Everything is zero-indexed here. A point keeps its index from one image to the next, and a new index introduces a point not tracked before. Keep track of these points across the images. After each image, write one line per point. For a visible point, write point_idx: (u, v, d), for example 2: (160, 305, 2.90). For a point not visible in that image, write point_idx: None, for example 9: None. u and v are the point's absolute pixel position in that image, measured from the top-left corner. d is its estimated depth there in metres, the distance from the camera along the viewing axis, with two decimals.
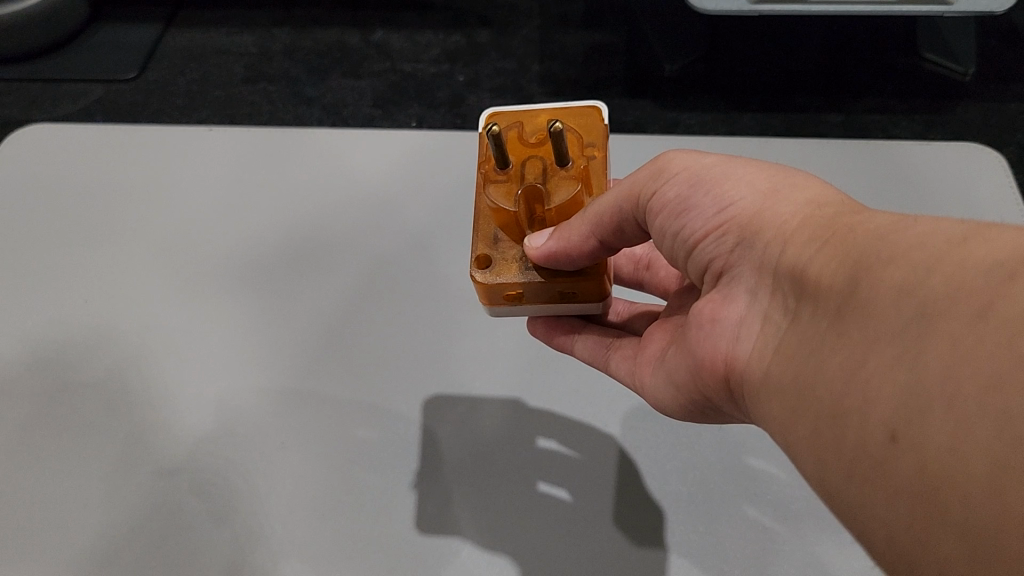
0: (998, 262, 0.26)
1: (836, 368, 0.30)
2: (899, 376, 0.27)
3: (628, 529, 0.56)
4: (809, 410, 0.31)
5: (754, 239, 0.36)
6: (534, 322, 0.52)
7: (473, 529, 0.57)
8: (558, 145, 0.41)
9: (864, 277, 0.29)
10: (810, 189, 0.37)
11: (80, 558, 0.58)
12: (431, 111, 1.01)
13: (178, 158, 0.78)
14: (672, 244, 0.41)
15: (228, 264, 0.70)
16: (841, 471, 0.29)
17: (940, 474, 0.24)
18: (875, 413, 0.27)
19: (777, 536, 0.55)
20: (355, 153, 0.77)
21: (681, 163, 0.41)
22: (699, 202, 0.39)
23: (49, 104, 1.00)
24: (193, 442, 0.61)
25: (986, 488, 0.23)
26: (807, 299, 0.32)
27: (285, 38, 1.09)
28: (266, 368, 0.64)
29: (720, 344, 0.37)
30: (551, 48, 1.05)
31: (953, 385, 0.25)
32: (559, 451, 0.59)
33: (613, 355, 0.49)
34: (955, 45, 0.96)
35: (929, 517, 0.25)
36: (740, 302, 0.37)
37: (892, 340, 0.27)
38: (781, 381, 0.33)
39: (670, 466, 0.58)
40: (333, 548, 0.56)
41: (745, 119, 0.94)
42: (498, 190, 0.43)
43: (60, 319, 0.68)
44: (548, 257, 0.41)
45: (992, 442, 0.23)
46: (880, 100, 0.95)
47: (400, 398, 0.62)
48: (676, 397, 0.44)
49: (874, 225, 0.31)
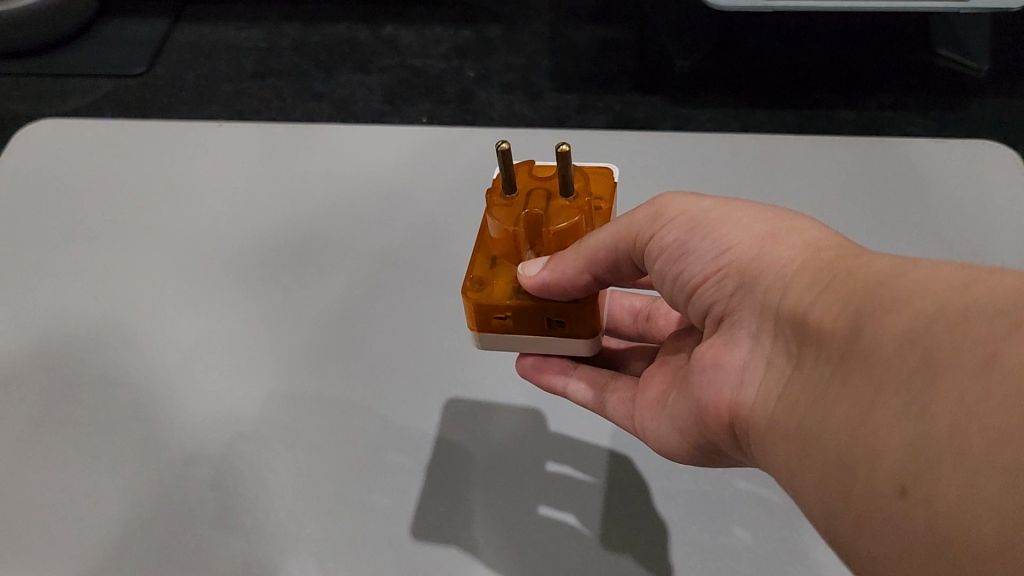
0: (1001, 311, 0.25)
1: (839, 423, 0.29)
2: (906, 428, 0.26)
3: (634, 550, 0.54)
4: (816, 457, 0.30)
5: (755, 284, 0.36)
6: (520, 360, 0.51)
7: (484, 539, 0.56)
8: (567, 172, 0.40)
9: (865, 323, 0.29)
10: (808, 231, 0.37)
11: (89, 556, 0.58)
12: (441, 108, 1.00)
13: (189, 153, 0.78)
14: (672, 288, 0.41)
15: (241, 259, 0.70)
16: (848, 524, 0.29)
17: (951, 528, 0.24)
18: (883, 464, 0.27)
19: (776, 552, 0.54)
20: (366, 147, 0.77)
21: (678, 205, 0.41)
22: (697, 247, 0.39)
23: (59, 99, 0.99)
24: (194, 452, 0.61)
25: (1000, 545, 0.22)
26: (810, 345, 0.32)
27: (294, 32, 1.09)
28: (277, 370, 0.64)
29: (723, 390, 0.37)
30: (562, 44, 1.05)
31: (960, 440, 0.24)
32: (576, 476, 0.58)
33: (610, 398, 0.49)
34: (970, 42, 0.95)
35: (942, 574, 0.24)
36: (742, 347, 0.37)
37: (897, 391, 0.27)
38: (785, 425, 0.33)
39: (669, 483, 0.57)
40: (343, 549, 0.56)
41: (757, 115, 0.93)
42: (500, 211, 0.42)
43: (65, 315, 0.69)
44: (542, 286, 0.40)
45: (1004, 496, 0.23)
46: (895, 98, 0.93)
47: (405, 410, 0.62)
48: (681, 442, 0.43)
49: (876, 268, 0.31)
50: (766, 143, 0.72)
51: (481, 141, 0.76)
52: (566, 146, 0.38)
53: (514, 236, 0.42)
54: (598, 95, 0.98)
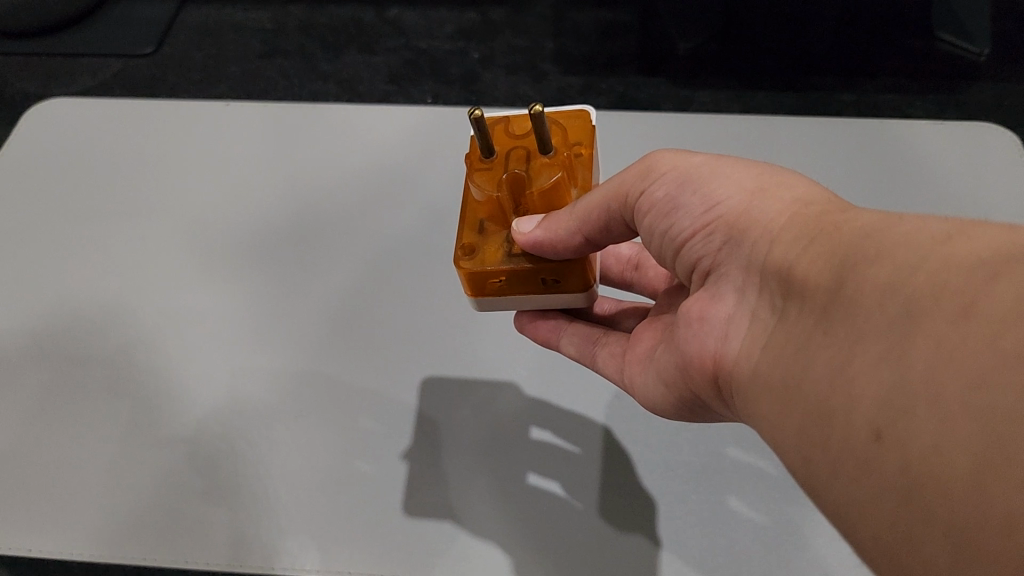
0: (981, 260, 0.26)
1: (820, 370, 0.30)
2: (885, 373, 0.27)
3: (618, 521, 0.56)
4: (796, 405, 0.31)
5: (742, 238, 0.37)
6: (520, 318, 0.52)
7: (477, 513, 0.57)
8: (540, 129, 0.40)
9: (851, 276, 0.30)
10: (797, 188, 0.38)
11: (95, 528, 0.59)
12: (445, 87, 0.99)
13: (194, 132, 0.79)
14: (661, 243, 0.42)
15: (241, 237, 0.71)
16: (824, 469, 0.30)
17: (923, 469, 0.25)
18: (861, 409, 0.28)
19: (763, 528, 0.55)
20: (369, 125, 0.78)
21: (669, 162, 0.42)
22: (687, 202, 0.40)
23: (66, 77, 1.00)
24: (202, 426, 0.62)
25: (968, 482, 0.23)
26: (795, 298, 0.33)
27: (300, 14, 1.08)
28: (277, 345, 0.65)
29: (708, 342, 0.38)
30: (565, 26, 1.02)
31: (937, 385, 0.25)
32: (559, 444, 0.59)
33: (600, 352, 0.50)
34: (970, 26, 0.92)
35: (911, 513, 0.25)
36: (728, 300, 0.38)
37: (877, 339, 0.28)
38: (768, 376, 0.34)
39: (659, 458, 0.58)
40: (339, 525, 0.57)
41: (760, 97, 0.90)
42: (481, 176, 0.43)
43: (71, 292, 0.70)
44: (536, 246, 0.40)
45: (975, 436, 0.23)
46: (896, 80, 0.91)
47: (402, 386, 0.63)
48: (665, 394, 0.44)
49: (862, 222, 0.32)
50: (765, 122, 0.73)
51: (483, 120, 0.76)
52: (536, 103, 0.39)
53: (499, 201, 0.43)
54: (600, 78, 0.97)
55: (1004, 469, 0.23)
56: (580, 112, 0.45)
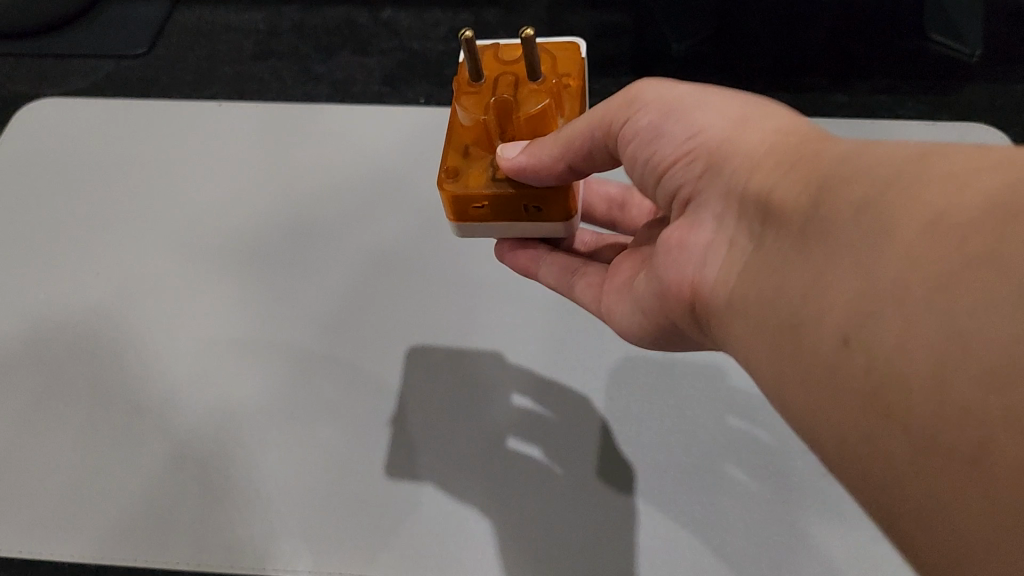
0: (964, 172, 0.26)
1: (794, 288, 0.30)
2: (858, 286, 0.27)
3: (618, 521, 0.55)
4: (769, 326, 0.31)
5: (722, 164, 0.37)
6: (502, 246, 0.52)
7: (474, 514, 0.56)
8: (531, 52, 0.41)
9: (829, 195, 0.30)
10: (779, 116, 0.37)
11: (91, 531, 0.59)
12: (439, 89, 0.93)
13: (190, 134, 0.79)
14: (642, 169, 0.42)
15: (236, 239, 0.71)
16: (798, 391, 0.29)
17: (900, 381, 0.24)
18: (832, 319, 0.28)
19: (763, 527, 0.54)
20: (364, 127, 0.77)
21: (653, 89, 0.41)
22: (669, 129, 0.40)
23: (60, 79, 0.93)
24: (198, 428, 0.61)
25: (945, 390, 0.23)
26: (772, 222, 0.33)
27: (295, 15, 1.01)
28: (264, 347, 0.65)
29: (684, 269, 0.38)
30: (559, 26, 0.95)
31: (915, 293, 0.25)
32: (558, 443, 0.59)
33: (578, 283, 0.50)
34: (964, 27, 0.88)
35: (887, 426, 0.25)
36: (707, 227, 0.37)
37: (853, 251, 0.27)
38: (742, 300, 0.33)
39: (656, 457, 0.58)
40: (332, 528, 0.57)
41: (752, 99, 0.88)
42: (468, 100, 0.43)
43: (67, 292, 0.70)
44: (518, 170, 0.41)
45: (954, 341, 0.23)
46: (889, 82, 0.87)
47: (401, 386, 0.62)
48: (643, 324, 0.44)
49: (842, 147, 0.31)
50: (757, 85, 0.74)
51: None
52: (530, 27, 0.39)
53: (485, 125, 0.43)
54: (594, 77, 0.91)
55: (984, 371, 0.22)
56: (571, 43, 0.45)
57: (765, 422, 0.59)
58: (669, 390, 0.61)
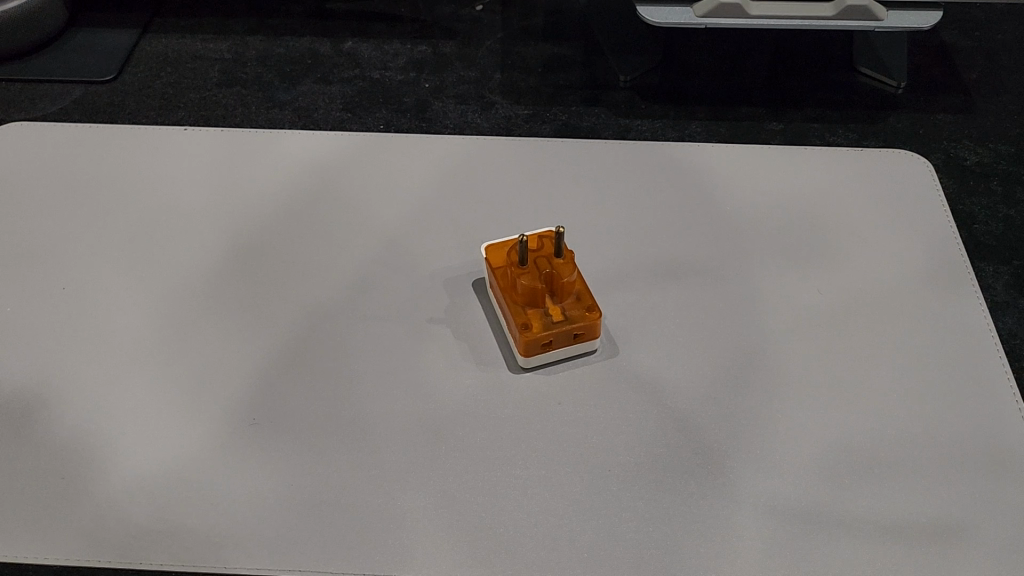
0: None
1: None
2: None
3: (565, 525, 0.59)
4: None
5: None
6: None
7: (432, 517, 0.60)
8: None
9: None
10: None
11: (59, 527, 0.60)
12: (396, 115, 0.92)
13: (161, 157, 0.84)
14: None
15: (205, 260, 0.74)
16: None
17: None
18: None
19: (698, 531, 0.59)
20: (327, 160, 0.82)
21: None
22: None
23: (27, 104, 0.92)
24: (165, 439, 0.64)
25: None
26: None
27: (259, 45, 1.01)
28: (232, 359, 0.68)
29: None
30: (512, 58, 0.99)
31: None
32: (511, 452, 0.63)
33: None
34: (890, 60, 0.94)
35: None
36: None
37: None
38: None
39: (600, 467, 0.62)
40: (295, 526, 0.60)
41: (693, 127, 0.90)
42: None
43: (37, 305, 0.72)
44: None
45: None
46: (820, 110, 0.91)
47: (361, 399, 0.66)
48: None
49: None
50: (684, 20, 0.81)
51: (437, 163, 0.82)
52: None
53: None
54: (546, 106, 0.93)
55: None
56: None
57: (700, 432, 0.64)
58: (612, 397, 0.65)
